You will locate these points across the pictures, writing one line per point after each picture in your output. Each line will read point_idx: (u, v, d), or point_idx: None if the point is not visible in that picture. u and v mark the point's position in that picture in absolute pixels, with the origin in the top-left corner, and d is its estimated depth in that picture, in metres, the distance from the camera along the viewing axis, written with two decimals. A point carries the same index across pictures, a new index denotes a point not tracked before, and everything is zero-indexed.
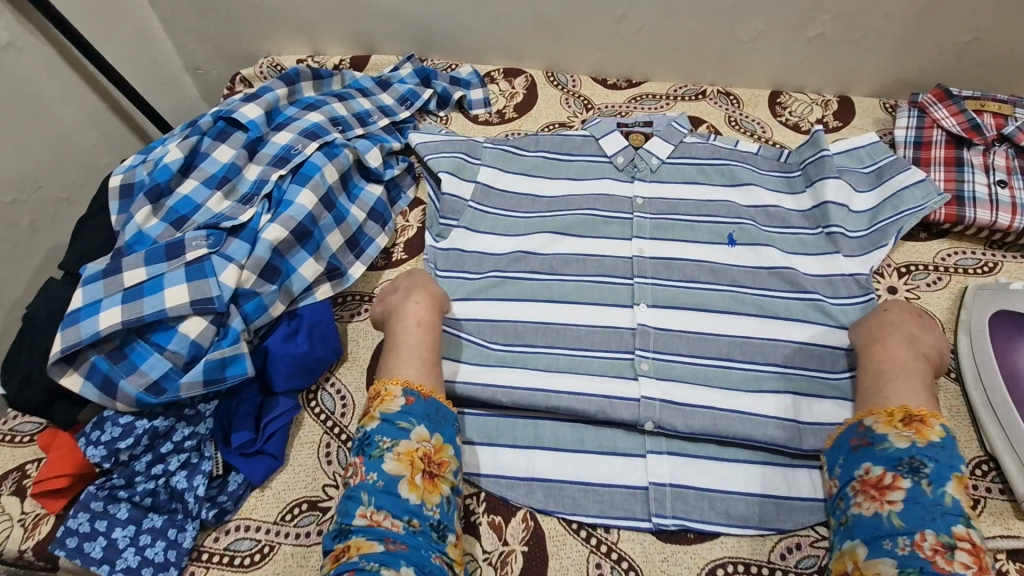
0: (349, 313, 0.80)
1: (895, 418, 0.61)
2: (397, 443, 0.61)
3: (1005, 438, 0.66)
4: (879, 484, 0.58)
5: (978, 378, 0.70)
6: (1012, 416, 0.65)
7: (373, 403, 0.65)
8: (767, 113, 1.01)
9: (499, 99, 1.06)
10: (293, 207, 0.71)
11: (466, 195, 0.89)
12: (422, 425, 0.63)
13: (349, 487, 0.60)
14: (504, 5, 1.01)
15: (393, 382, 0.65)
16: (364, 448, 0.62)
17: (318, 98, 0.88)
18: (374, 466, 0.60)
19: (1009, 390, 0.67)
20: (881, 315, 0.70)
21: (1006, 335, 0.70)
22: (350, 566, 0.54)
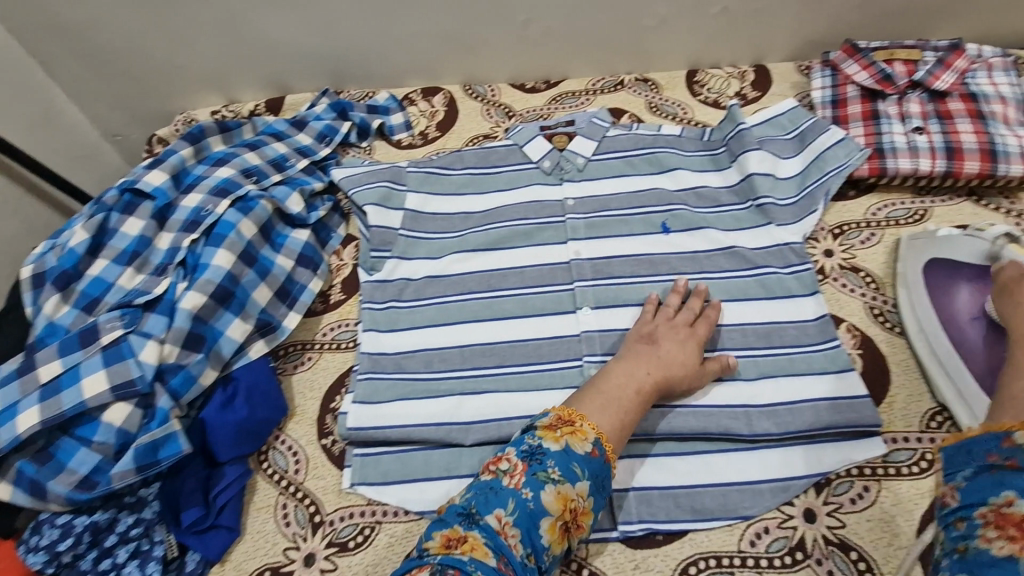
0: (292, 364, 0.79)
1: None
2: (563, 481, 0.56)
3: (951, 386, 0.66)
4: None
5: (920, 330, 0.70)
6: (957, 363, 0.66)
7: (562, 426, 0.60)
8: (686, 93, 1.01)
9: (421, 120, 1.05)
10: (210, 270, 0.69)
11: (395, 225, 0.88)
12: (589, 482, 0.57)
13: (497, 480, 0.57)
14: (408, 27, 1.00)
15: (589, 422, 0.60)
16: (531, 459, 0.57)
17: (228, 151, 0.86)
18: (533, 485, 0.56)
19: (951, 338, 0.67)
20: None
21: (942, 280, 0.70)
22: (458, 563, 0.51)
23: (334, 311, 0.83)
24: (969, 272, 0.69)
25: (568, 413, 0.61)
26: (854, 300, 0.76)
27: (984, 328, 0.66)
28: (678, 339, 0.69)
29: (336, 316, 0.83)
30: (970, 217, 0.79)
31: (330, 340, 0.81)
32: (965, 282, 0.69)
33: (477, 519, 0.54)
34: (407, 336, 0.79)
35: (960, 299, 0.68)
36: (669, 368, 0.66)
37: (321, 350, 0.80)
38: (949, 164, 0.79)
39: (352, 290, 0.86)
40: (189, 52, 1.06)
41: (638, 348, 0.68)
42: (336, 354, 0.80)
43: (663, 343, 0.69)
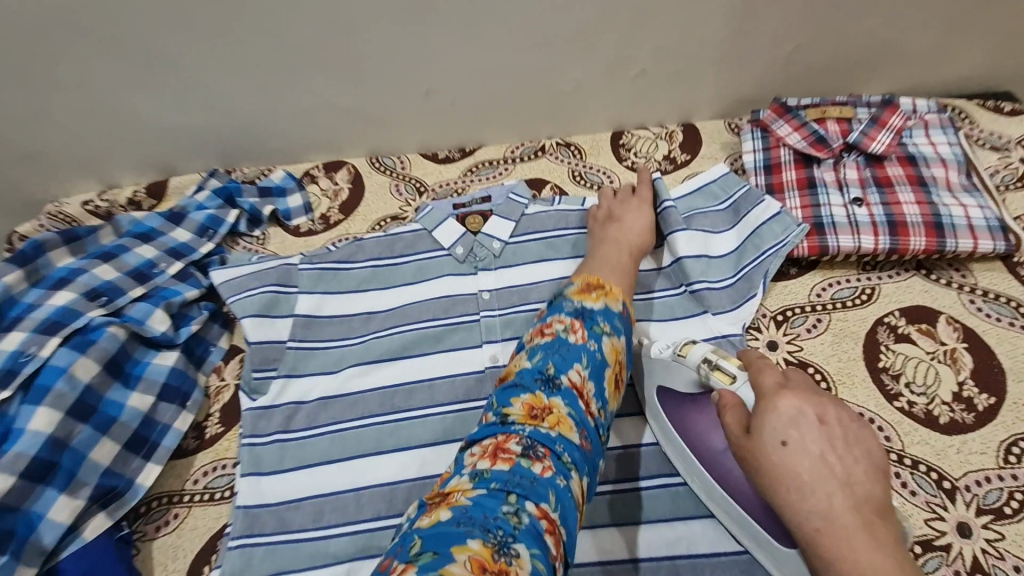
0: (154, 525, 0.65)
1: None
2: (612, 337, 0.57)
3: (747, 533, 0.57)
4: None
5: (693, 473, 0.61)
6: (737, 510, 0.57)
7: (594, 290, 0.61)
8: (612, 158, 0.93)
9: (322, 200, 0.94)
10: (23, 438, 0.57)
11: (283, 336, 0.75)
12: (628, 338, 0.59)
13: (564, 339, 0.55)
14: (300, 102, 0.90)
15: (616, 287, 0.63)
16: (583, 316, 0.58)
17: (74, 265, 0.72)
18: (597, 337, 0.56)
19: (719, 481, 0.58)
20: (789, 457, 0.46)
21: (680, 415, 0.62)
22: (548, 441, 0.48)
23: (209, 450, 0.70)
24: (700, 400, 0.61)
25: (595, 280, 0.63)
26: None
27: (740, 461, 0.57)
28: (634, 211, 0.77)
29: (210, 457, 0.70)
30: (922, 296, 0.72)
31: (202, 490, 0.67)
32: (700, 411, 0.61)
33: (556, 383, 0.52)
34: (294, 479, 0.67)
35: (704, 433, 0.60)
36: (636, 237, 0.74)
37: (190, 504, 0.67)
38: (893, 240, 0.71)
39: (233, 419, 0.72)
40: (46, 138, 0.92)
41: (609, 230, 0.75)
42: (208, 508, 0.66)
43: (626, 219, 0.76)
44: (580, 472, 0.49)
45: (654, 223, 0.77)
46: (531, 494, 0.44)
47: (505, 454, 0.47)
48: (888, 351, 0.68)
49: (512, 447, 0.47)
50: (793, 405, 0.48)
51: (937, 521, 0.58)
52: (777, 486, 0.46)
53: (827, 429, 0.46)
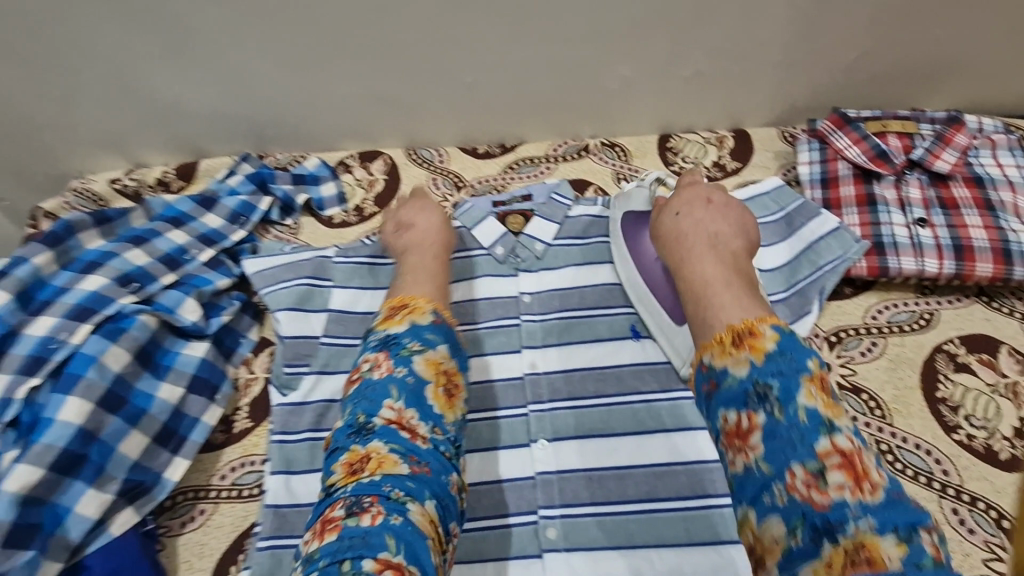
0: (179, 519, 0.63)
1: (726, 344, 0.51)
2: (426, 350, 0.59)
3: (654, 322, 0.71)
4: (740, 430, 0.47)
5: (626, 274, 0.74)
6: (652, 300, 0.71)
7: (399, 311, 0.63)
8: (659, 162, 0.90)
9: (356, 191, 0.91)
10: (52, 429, 0.55)
11: (317, 331, 0.73)
12: (447, 345, 0.61)
13: (368, 380, 0.57)
14: (339, 87, 0.87)
15: (422, 300, 0.64)
16: (388, 347, 0.59)
17: (105, 248, 0.70)
18: (403, 363, 0.58)
19: (643, 277, 0.73)
20: (679, 222, 0.66)
21: (632, 227, 0.77)
22: (372, 488, 0.49)
23: (237, 444, 0.68)
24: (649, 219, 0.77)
25: (399, 301, 0.65)
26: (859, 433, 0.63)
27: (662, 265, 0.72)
28: (417, 210, 0.77)
29: (239, 452, 0.68)
30: (983, 324, 0.69)
31: (229, 487, 0.65)
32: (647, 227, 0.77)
33: (371, 428, 0.54)
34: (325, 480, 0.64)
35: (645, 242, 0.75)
36: (436, 237, 0.74)
37: (217, 500, 0.65)
38: (959, 265, 0.69)
39: (261, 415, 0.70)
40: (79, 113, 0.90)
41: (402, 238, 0.74)
42: (235, 506, 0.64)
43: (417, 221, 0.75)
44: (418, 500, 0.50)
45: (446, 218, 0.77)
46: (366, 551, 0.45)
47: (333, 524, 0.48)
48: (948, 381, 0.65)
49: (338, 513, 0.49)
50: (690, 196, 0.69)
51: (996, 562, 0.55)
52: (670, 246, 0.65)
53: (705, 215, 0.66)
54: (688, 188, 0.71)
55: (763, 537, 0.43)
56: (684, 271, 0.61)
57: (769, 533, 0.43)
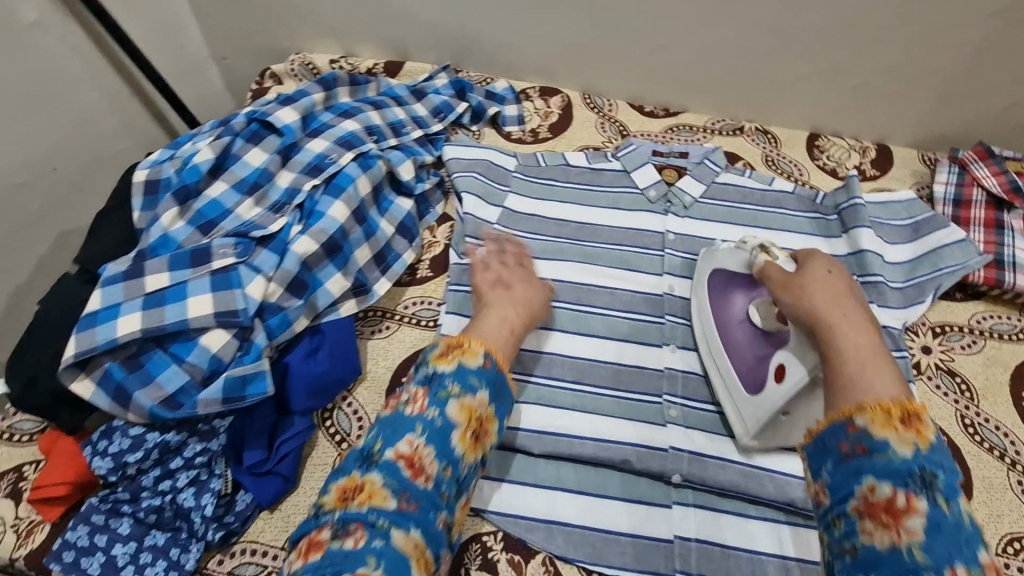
0: (370, 328, 0.78)
1: (892, 419, 0.49)
2: (463, 394, 0.59)
3: (724, 386, 0.72)
4: (892, 507, 0.47)
5: (706, 339, 0.76)
6: (727, 364, 0.72)
7: (452, 350, 0.62)
8: (805, 155, 1.00)
9: (534, 117, 1.05)
10: (325, 219, 0.68)
11: (491, 219, 0.88)
12: (487, 391, 0.61)
13: (399, 411, 0.59)
14: (547, 26, 1.00)
15: (478, 341, 0.63)
16: (429, 384, 0.60)
17: (353, 105, 0.85)
18: (436, 404, 0.58)
19: (723, 341, 0.73)
20: (827, 283, 0.60)
21: (721, 286, 0.75)
22: (359, 516, 0.53)
23: (419, 286, 0.82)
24: (740, 281, 0.73)
25: (458, 338, 0.64)
26: (946, 405, 0.73)
27: (748, 330, 0.71)
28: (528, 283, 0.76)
29: (420, 292, 0.82)
30: None
31: (411, 315, 0.79)
32: (738, 288, 0.73)
33: (376, 458, 0.56)
34: None
35: (733, 304, 0.73)
36: (530, 304, 0.73)
37: (400, 322, 0.79)
38: None
39: (439, 270, 0.84)
40: None
41: (495, 293, 0.73)
42: (415, 330, 0.78)
43: (516, 286, 0.74)
44: (403, 531, 0.52)
45: (545, 295, 0.76)
46: (345, 566, 0.49)
47: (317, 544, 0.52)
48: None
49: (322, 536, 0.53)
50: (833, 263, 0.63)
51: None
52: (823, 298, 0.59)
53: (855, 287, 0.61)
54: (824, 259, 0.64)
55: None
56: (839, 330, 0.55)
57: None
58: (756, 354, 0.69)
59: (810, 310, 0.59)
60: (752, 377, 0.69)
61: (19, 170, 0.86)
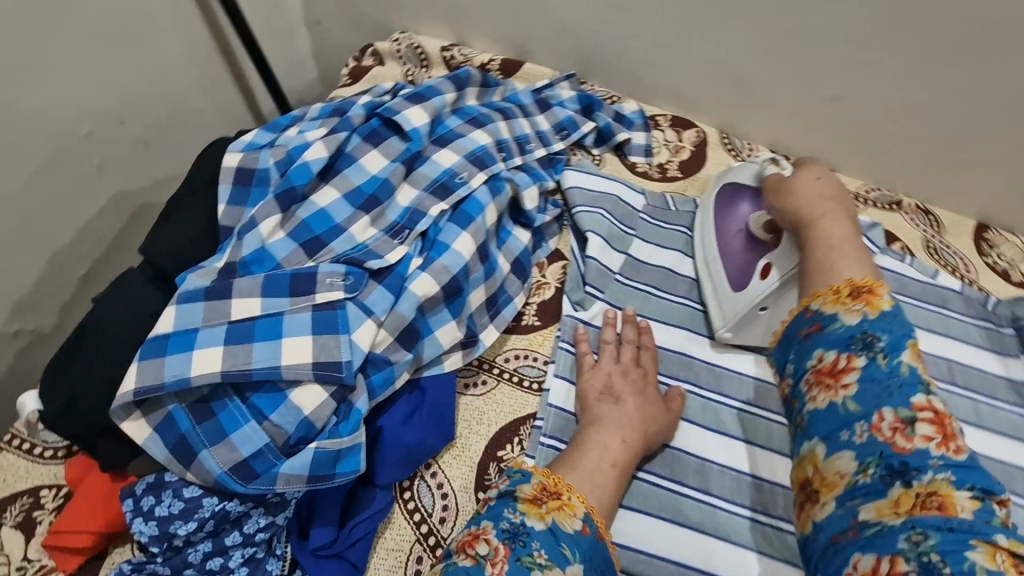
0: (464, 380, 0.65)
1: (842, 295, 0.49)
2: (553, 565, 0.44)
3: (711, 287, 0.71)
4: (833, 369, 0.46)
5: (704, 244, 0.73)
6: (717, 266, 0.70)
7: (546, 498, 0.49)
8: (972, 248, 0.86)
9: (662, 150, 0.91)
10: (449, 254, 0.56)
11: (613, 266, 0.74)
12: (584, 570, 0.45)
13: (474, 571, 0.43)
14: (702, 48, 0.85)
15: (578, 496, 0.50)
16: (512, 541, 0.45)
17: (482, 110, 0.72)
18: (518, 575, 0.43)
19: (717, 245, 0.70)
20: (816, 185, 0.59)
21: (727, 198, 0.71)
22: None
23: (523, 336, 0.69)
24: (748, 192, 0.69)
25: (554, 482, 0.51)
26: None
27: (745, 236, 0.68)
28: (640, 395, 0.61)
29: (523, 343, 0.68)
30: None
31: (511, 372, 0.66)
32: (746, 196, 0.69)
33: None
34: None
35: (738, 211, 0.69)
36: (642, 428, 0.59)
37: (499, 378, 0.65)
38: None
39: (548, 319, 0.70)
40: None
41: (601, 409, 0.60)
42: (515, 391, 0.64)
43: (628, 400, 0.60)
44: None
45: (665, 416, 0.62)
46: None
47: None
48: None
49: None
50: (830, 171, 0.61)
51: None
52: (808, 201, 0.58)
53: (846, 190, 0.59)
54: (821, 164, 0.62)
55: (827, 469, 0.44)
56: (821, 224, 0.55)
57: (832, 467, 0.44)
58: (749, 256, 0.67)
59: (795, 214, 0.59)
60: (741, 277, 0.67)
61: (83, 118, 0.74)
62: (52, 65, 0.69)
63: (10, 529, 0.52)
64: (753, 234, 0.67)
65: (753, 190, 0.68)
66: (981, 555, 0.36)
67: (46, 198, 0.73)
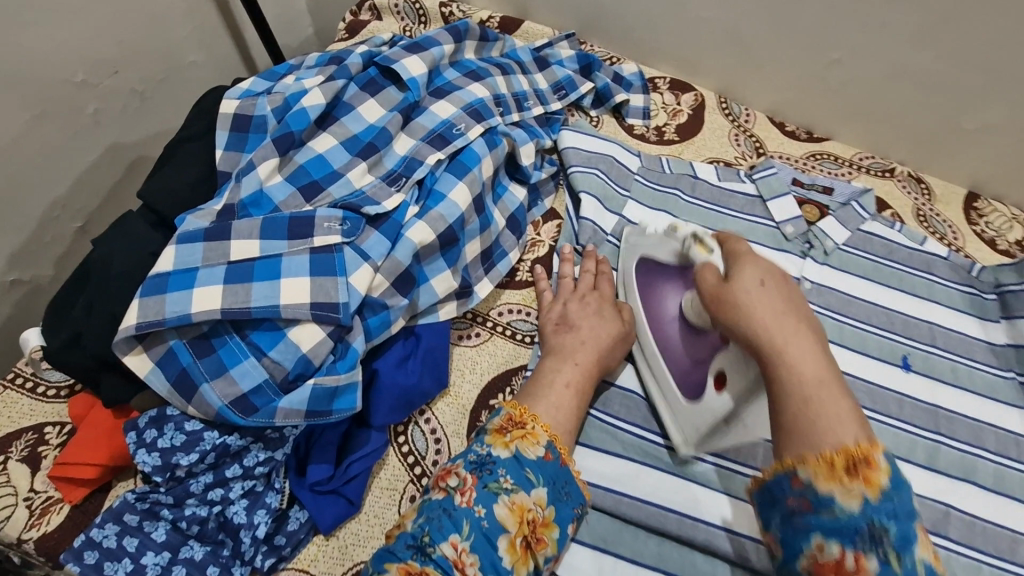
0: (458, 333, 0.66)
1: (836, 467, 0.40)
2: (517, 489, 0.50)
3: (660, 389, 0.64)
4: (839, 568, 0.39)
5: (642, 342, 0.66)
6: (662, 368, 0.63)
7: (512, 429, 0.54)
8: (961, 216, 0.87)
9: (660, 113, 0.91)
10: (445, 203, 0.56)
11: (606, 227, 0.74)
12: (546, 489, 0.52)
13: (448, 500, 0.49)
14: (704, 9, 0.84)
15: (542, 424, 0.54)
16: (481, 470, 0.51)
17: (481, 65, 0.72)
18: (486, 500, 0.49)
19: (657, 342, 0.63)
20: (764, 290, 0.46)
21: (651, 283, 0.65)
22: None
23: (517, 291, 0.69)
24: (670, 271, 0.63)
25: (520, 413, 0.55)
26: None
27: (681, 329, 0.61)
28: (590, 314, 0.64)
29: (517, 299, 0.69)
30: None
31: (504, 325, 0.67)
32: (668, 282, 0.64)
33: (428, 552, 0.46)
34: None
35: (666, 301, 0.63)
36: (598, 347, 0.61)
37: (492, 331, 0.67)
38: None
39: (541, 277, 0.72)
40: None
41: (558, 339, 0.62)
42: (508, 344, 0.66)
43: (582, 324, 0.62)
44: None
45: (618, 330, 0.63)
46: None
47: None
48: None
49: None
50: (766, 261, 0.49)
51: None
52: (764, 322, 0.45)
53: (792, 284, 0.47)
54: (751, 259, 0.48)
55: None
56: (784, 359, 0.43)
57: None
58: (692, 356, 0.60)
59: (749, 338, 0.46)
60: (692, 381, 0.60)
61: (77, 66, 0.73)
62: (46, 10, 0.68)
63: (16, 463, 0.54)
64: (687, 326, 0.61)
65: (674, 273, 0.63)
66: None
67: (42, 146, 0.73)
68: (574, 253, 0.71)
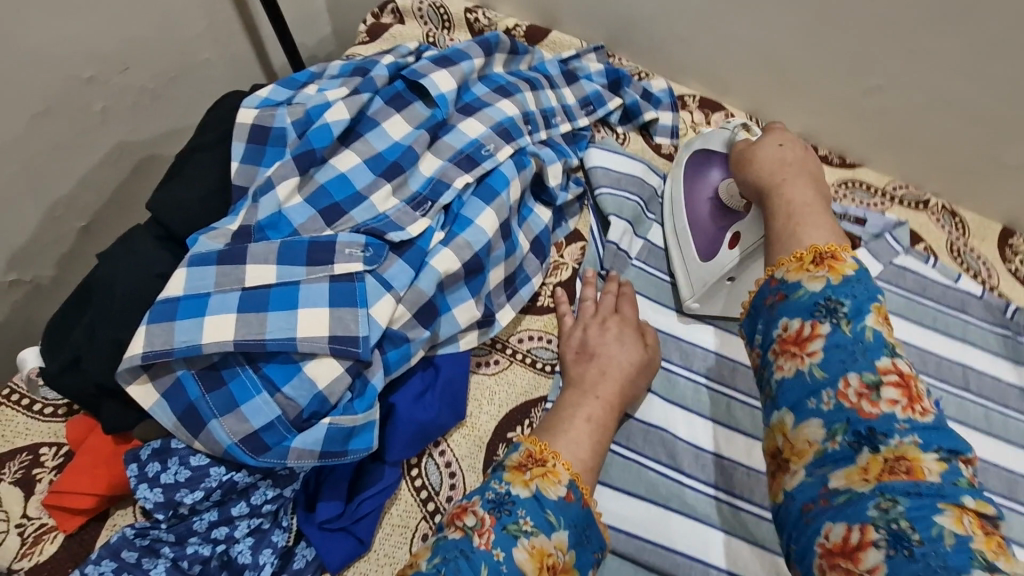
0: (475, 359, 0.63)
1: (805, 261, 0.42)
2: (537, 531, 0.44)
3: (680, 257, 0.69)
4: (798, 337, 0.40)
5: (672, 217, 0.71)
6: (685, 236, 0.68)
7: (532, 466, 0.48)
8: (995, 253, 0.84)
9: (689, 133, 0.88)
10: (472, 229, 0.54)
11: (631, 251, 0.71)
12: (570, 534, 0.45)
13: (464, 542, 0.42)
14: (740, 27, 0.80)
15: (563, 462, 0.49)
16: (499, 510, 0.44)
17: (510, 80, 0.69)
18: (505, 541, 0.42)
19: (687, 216, 0.68)
20: (778, 152, 0.53)
21: (696, 168, 0.69)
22: None
23: (538, 317, 0.66)
24: (717, 158, 0.66)
25: (540, 450, 0.50)
26: None
27: (713, 206, 0.66)
28: (609, 338, 0.61)
29: (538, 325, 0.66)
30: None
31: (524, 353, 0.64)
32: (715, 164, 0.67)
33: None
34: None
35: (708, 179, 0.67)
36: (619, 378, 0.58)
37: (512, 358, 0.63)
38: None
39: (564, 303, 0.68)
40: None
41: (578, 371, 0.58)
42: (528, 373, 0.62)
43: (602, 351, 0.59)
44: None
45: (637, 357, 0.60)
46: None
47: None
48: None
49: None
50: (786, 135, 0.55)
51: None
52: (768, 170, 0.52)
53: (811, 152, 0.53)
54: (775, 134, 0.56)
55: (795, 437, 0.38)
56: (781, 190, 0.49)
57: (801, 437, 0.38)
58: (718, 226, 0.65)
59: (757, 183, 0.53)
60: (712, 246, 0.66)
61: (85, 62, 0.70)
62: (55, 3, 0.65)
63: (7, 486, 0.51)
64: (719, 201, 0.65)
65: (722, 159, 0.66)
66: (950, 519, 0.32)
67: (47, 144, 0.69)
68: (597, 276, 0.68)
